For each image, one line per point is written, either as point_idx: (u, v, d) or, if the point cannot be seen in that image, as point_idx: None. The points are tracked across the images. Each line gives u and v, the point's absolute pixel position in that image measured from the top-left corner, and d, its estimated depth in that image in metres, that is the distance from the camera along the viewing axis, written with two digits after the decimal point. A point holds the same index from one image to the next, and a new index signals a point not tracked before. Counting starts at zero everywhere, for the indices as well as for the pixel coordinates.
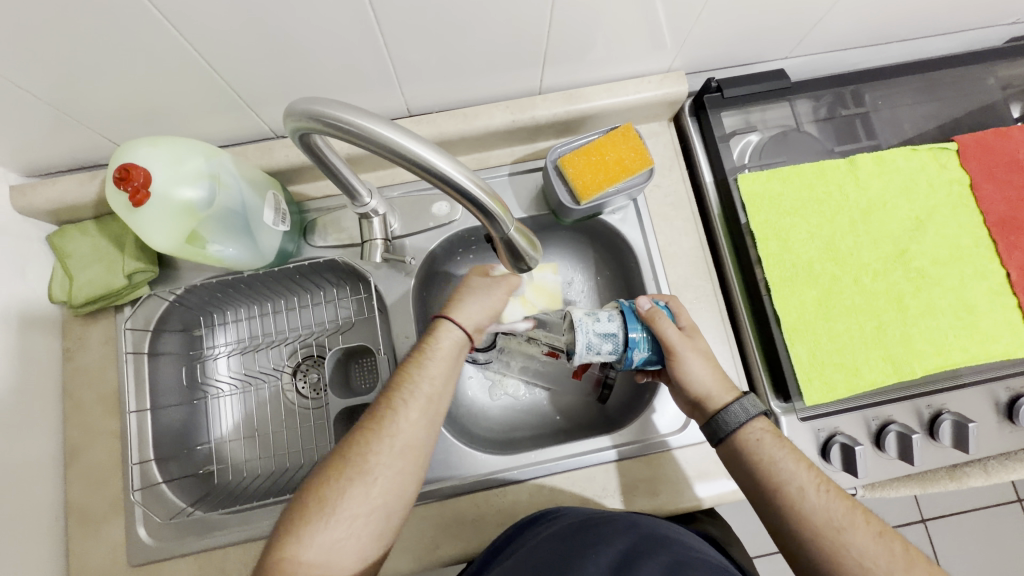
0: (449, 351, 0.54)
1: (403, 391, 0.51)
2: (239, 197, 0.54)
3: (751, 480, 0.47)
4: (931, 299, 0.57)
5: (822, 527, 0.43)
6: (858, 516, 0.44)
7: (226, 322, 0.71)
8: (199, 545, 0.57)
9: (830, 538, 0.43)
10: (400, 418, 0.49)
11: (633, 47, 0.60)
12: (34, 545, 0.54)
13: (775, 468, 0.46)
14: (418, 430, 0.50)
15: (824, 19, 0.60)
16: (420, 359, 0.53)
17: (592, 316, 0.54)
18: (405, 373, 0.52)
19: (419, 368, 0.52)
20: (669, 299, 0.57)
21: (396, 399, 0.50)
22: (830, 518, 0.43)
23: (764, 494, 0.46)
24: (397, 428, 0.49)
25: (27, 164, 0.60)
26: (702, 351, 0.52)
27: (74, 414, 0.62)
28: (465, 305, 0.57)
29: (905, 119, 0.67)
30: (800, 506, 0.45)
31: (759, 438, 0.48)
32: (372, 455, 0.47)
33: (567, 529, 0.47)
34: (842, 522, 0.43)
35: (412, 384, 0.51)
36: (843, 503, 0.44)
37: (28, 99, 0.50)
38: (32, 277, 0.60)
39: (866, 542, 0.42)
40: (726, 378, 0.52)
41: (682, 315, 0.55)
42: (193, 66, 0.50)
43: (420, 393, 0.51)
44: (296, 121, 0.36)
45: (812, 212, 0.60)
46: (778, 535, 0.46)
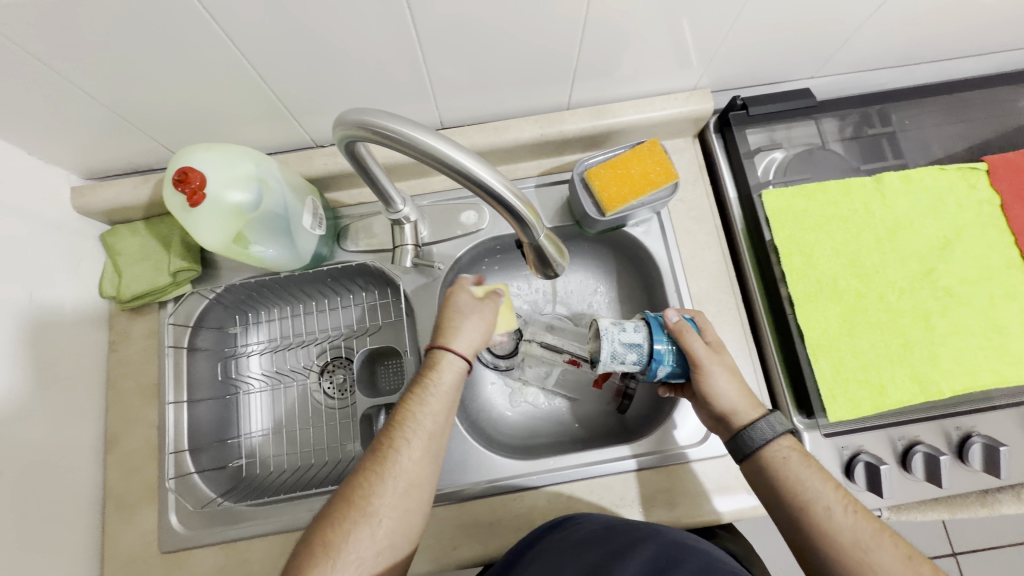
0: (452, 388, 0.53)
1: (405, 429, 0.50)
2: (283, 201, 0.57)
3: (775, 497, 0.47)
4: (959, 318, 0.57)
5: (848, 546, 0.43)
6: (885, 538, 0.43)
7: (259, 321, 0.74)
8: (227, 534, 0.59)
9: (855, 559, 0.42)
10: (403, 458, 0.48)
11: (661, 64, 0.61)
12: (74, 525, 0.57)
13: (800, 487, 0.46)
14: (421, 468, 0.49)
15: (851, 39, 0.61)
16: (422, 394, 0.52)
17: (618, 326, 0.56)
18: (407, 408, 0.51)
19: (420, 404, 0.51)
20: (694, 313, 0.57)
21: (398, 437, 0.49)
22: (857, 538, 0.43)
23: (789, 513, 0.46)
24: (401, 467, 0.48)
25: (87, 167, 0.65)
26: (728, 368, 0.53)
27: (114, 404, 0.65)
28: (460, 332, 0.55)
29: (933, 138, 0.67)
30: (826, 526, 0.44)
31: (785, 457, 0.48)
32: (377, 497, 0.46)
33: (593, 535, 0.48)
34: (869, 543, 0.43)
35: (414, 421, 0.50)
36: (869, 526, 0.44)
37: (96, 104, 0.54)
38: (85, 272, 0.64)
39: (893, 563, 0.42)
40: (751, 395, 0.52)
41: (709, 331, 0.55)
42: (247, 76, 0.54)
43: (423, 430, 0.50)
44: (345, 129, 0.38)
45: (837, 229, 0.61)
46: (801, 552, 0.46)
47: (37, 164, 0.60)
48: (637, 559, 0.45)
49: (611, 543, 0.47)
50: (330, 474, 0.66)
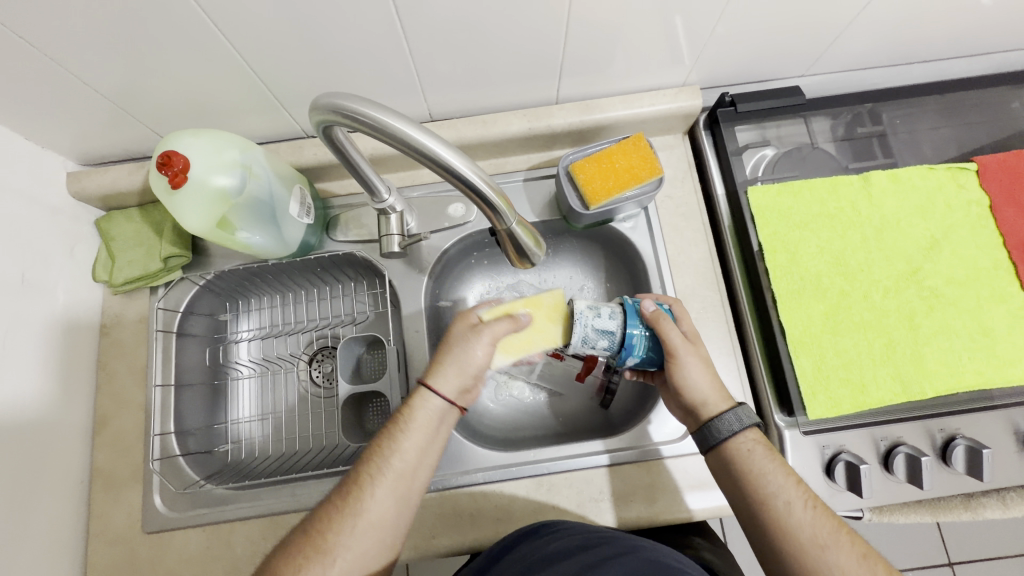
0: (427, 424, 0.51)
1: (375, 465, 0.48)
2: (268, 187, 0.58)
3: (738, 490, 0.47)
4: (945, 319, 0.56)
5: (804, 543, 0.43)
6: (844, 536, 0.43)
7: (250, 309, 0.75)
8: (210, 517, 0.60)
9: (811, 556, 0.42)
10: (369, 496, 0.46)
11: (650, 60, 0.62)
12: (61, 504, 0.58)
13: (763, 480, 0.46)
14: (386, 508, 0.46)
15: (842, 37, 0.61)
16: (396, 431, 0.50)
17: (594, 310, 0.54)
18: (380, 444, 0.49)
19: (393, 440, 0.49)
20: (673, 304, 0.58)
21: (366, 473, 0.47)
22: (814, 535, 0.43)
23: (750, 507, 0.46)
24: (364, 506, 0.45)
25: (83, 153, 0.66)
26: (704, 358, 0.53)
27: (104, 387, 0.66)
28: (443, 370, 0.52)
29: (925, 139, 0.66)
30: (785, 521, 0.44)
31: (750, 449, 0.48)
32: (334, 535, 0.44)
33: (569, 546, 0.47)
34: (825, 540, 0.42)
35: (384, 458, 0.48)
36: (828, 524, 0.43)
37: (91, 91, 0.55)
38: (79, 257, 0.65)
39: (848, 562, 0.41)
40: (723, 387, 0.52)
41: (687, 321, 0.55)
42: (238, 67, 0.55)
43: (393, 468, 0.48)
44: (320, 114, 0.39)
45: (823, 227, 0.60)
46: (761, 548, 0.46)
47: (35, 149, 0.61)
48: (619, 566, 0.43)
49: (592, 553, 0.46)
50: (313, 461, 0.67)
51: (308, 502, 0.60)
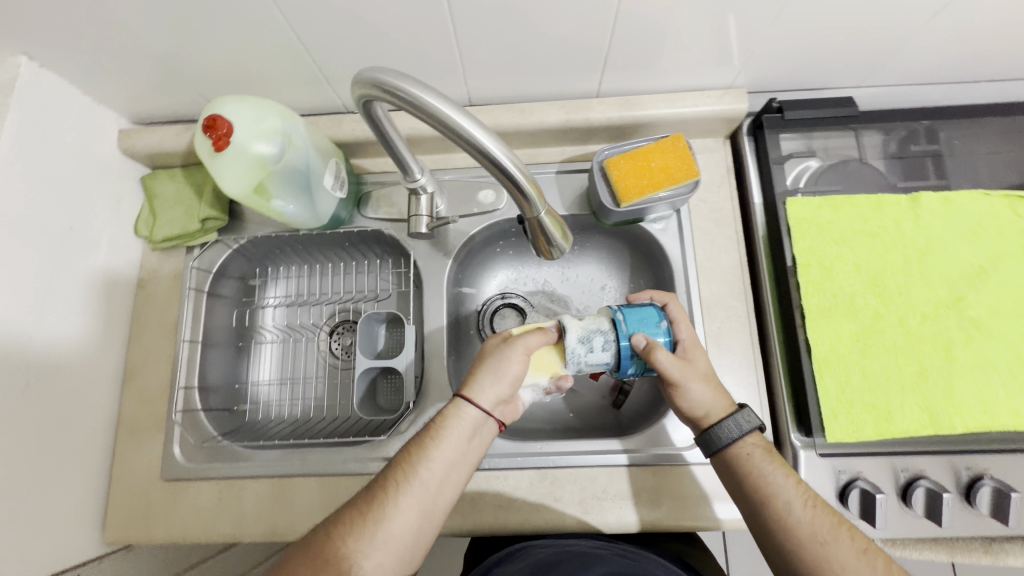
0: (459, 436, 0.50)
1: (399, 476, 0.47)
2: (305, 158, 0.59)
3: (739, 489, 0.48)
4: (985, 352, 0.54)
5: (806, 540, 0.44)
6: (845, 532, 0.45)
7: (278, 277, 0.77)
8: (223, 471, 0.63)
9: (813, 550, 0.44)
10: (391, 507, 0.46)
11: (698, 59, 0.60)
12: (88, 444, 0.61)
13: (763, 482, 0.47)
14: (408, 521, 0.46)
15: (904, 48, 0.58)
16: (425, 443, 0.49)
17: (586, 345, 0.51)
18: (407, 456, 0.49)
19: (422, 452, 0.49)
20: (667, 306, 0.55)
21: (391, 484, 0.47)
22: (815, 531, 0.45)
23: (752, 506, 0.47)
24: (385, 518, 0.45)
25: (135, 112, 0.68)
26: (706, 373, 0.52)
27: (137, 338, 0.69)
28: (478, 382, 0.52)
29: (984, 162, 0.62)
30: (786, 519, 0.46)
31: (751, 452, 0.49)
32: (354, 542, 0.44)
33: None
34: (827, 537, 0.44)
35: (410, 469, 0.48)
36: (830, 521, 0.45)
37: (148, 52, 0.58)
38: (123, 211, 0.68)
39: (849, 557, 0.43)
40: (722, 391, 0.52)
41: (682, 326, 0.54)
42: (287, 38, 0.56)
43: (416, 482, 0.47)
44: (360, 87, 0.39)
45: (862, 245, 0.58)
46: (762, 543, 0.48)
47: (91, 104, 0.64)
48: None
49: None
50: (326, 429, 0.68)
51: (316, 468, 0.62)
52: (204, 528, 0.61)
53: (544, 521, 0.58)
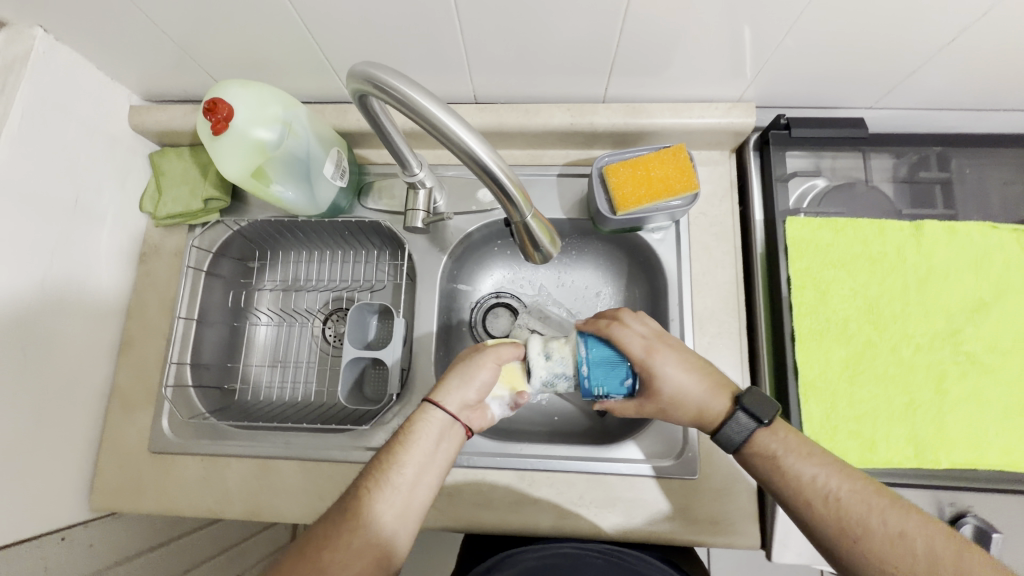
0: (430, 438, 0.51)
1: (372, 481, 0.47)
2: (305, 146, 0.59)
3: (784, 485, 0.47)
4: (978, 388, 0.52)
5: (865, 518, 0.44)
6: (874, 521, 0.44)
7: (277, 262, 0.78)
8: (208, 448, 0.64)
9: (875, 528, 0.44)
10: (365, 513, 0.45)
11: (707, 69, 0.59)
12: (81, 411, 0.63)
13: (803, 467, 0.47)
14: (383, 526, 0.46)
15: (919, 71, 0.57)
16: (397, 447, 0.50)
17: (549, 387, 0.53)
18: (379, 461, 0.49)
19: (394, 456, 0.49)
20: (608, 327, 0.51)
21: (364, 491, 0.47)
22: (870, 506, 0.44)
23: (803, 498, 0.46)
24: (359, 524, 0.45)
25: (147, 89, 0.69)
26: (669, 398, 0.51)
27: (135, 310, 0.70)
28: (445, 386, 0.53)
29: (995, 193, 0.61)
30: (840, 502, 0.45)
31: (779, 444, 0.49)
32: (330, 552, 0.43)
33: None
34: (857, 530, 0.44)
35: (382, 473, 0.48)
36: (854, 514, 0.44)
37: (160, 32, 0.58)
38: (129, 186, 0.69)
39: (909, 523, 0.43)
40: (700, 371, 0.52)
41: (625, 348, 0.50)
42: (295, 25, 0.56)
43: (389, 486, 0.47)
44: (354, 82, 0.39)
45: (860, 270, 0.57)
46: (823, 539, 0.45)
47: (103, 79, 0.65)
48: None
49: None
50: (313, 414, 0.69)
51: (299, 452, 0.63)
52: (186, 502, 0.62)
53: (518, 523, 0.59)
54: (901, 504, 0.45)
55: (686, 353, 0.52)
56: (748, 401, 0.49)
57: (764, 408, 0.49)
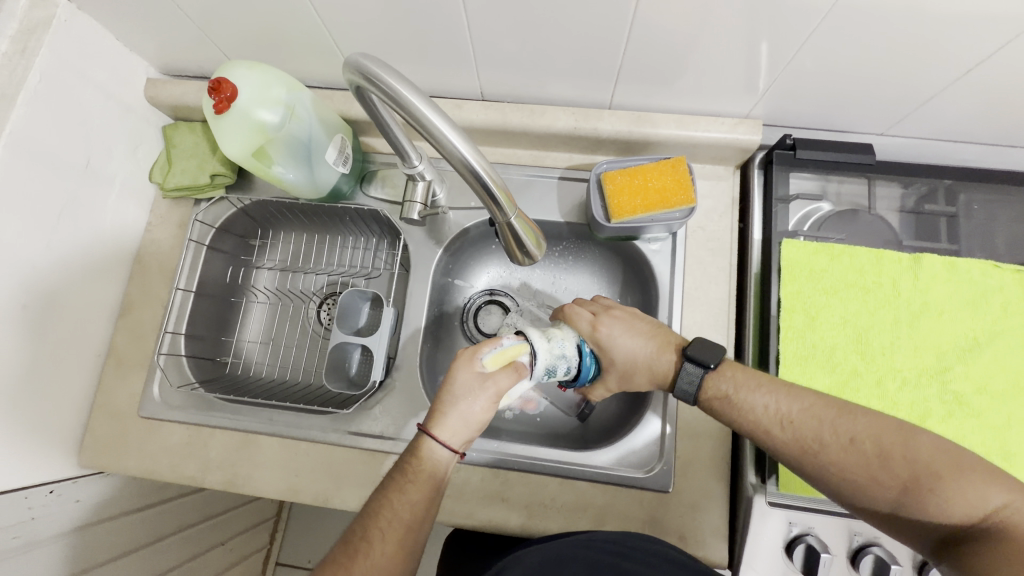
0: (436, 470, 0.50)
1: (379, 520, 0.47)
2: (308, 130, 0.60)
3: (743, 415, 0.50)
4: (962, 429, 0.51)
5: (820, 428, 0.47)
6: (827, 436, 0.47)
7: (279, 241, 0.79)
8: (195, 418, 0.65)
9: (831, 435, 0.47)
10: (374, 553, 0.46)
11: (714, 82, 0.59)
12: (78, 370, 0.65)
13: (753, 395, 0.50)
14: (393, 564, 0.46)
15: (933, 100, 0.56)
16: (402, 481, 0.49)
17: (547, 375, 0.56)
18: (385, 496, 0.48)
19: (400, 493, 0.48)
20: (565, 309, 0.59)
21: (371, 530, 0.46)
22: (822, 416, 0.48)
23: (764, 424, 0.49)
24: (369, 564, 0.45)
25: (163, 63, 0.71)
26: (623, 366, 0.56)
27: (138, 276, 0.72)
28: (448, 418, 0.50)
29: (1002, 232, 0.59)
30: (793, 417, 0.49)
31: (729, 381, 0.52)
32: None
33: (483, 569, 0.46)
34: (814, 446, 0.47)
35: (389, 510, 0.47)
36: (807, 432, 0.48)
37: (175, 7, 0.59)
38: (141, 156, 0.71)
39: (860, 425, 0.47)
40: (646, 329, 0.57)
41: (574, 324, 0.57)
42: (305, 9, 0.57)
43: (397, 522, 0.47)
44: (347, 73, 0.40)
45: (852, 299, 0.56)
46: (795, 454, 0.48)
47: (122, 50, 0.67)
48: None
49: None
50: (299, 394, 0.70)
51: (281, 429, 0.64)
52: (170, 467, 0.64)
53: (489, 518, 0.59)
54: (850, 412, 0.48)
55: (634, 322, 0.57)
56: (693, 351, 0.53)
57: (707, 355, 0.52)
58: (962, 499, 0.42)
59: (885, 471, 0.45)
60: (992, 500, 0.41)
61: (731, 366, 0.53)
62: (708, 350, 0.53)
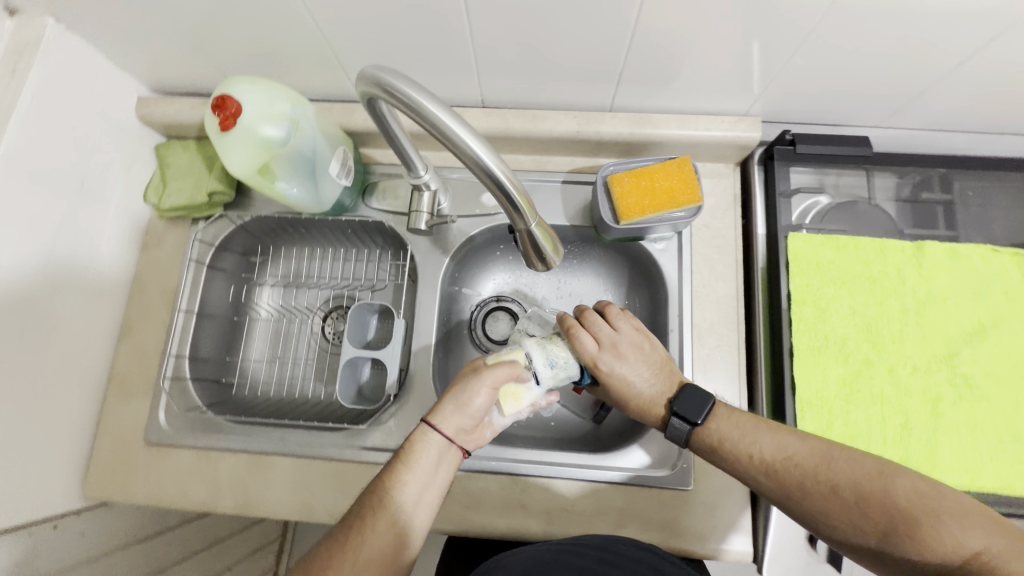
0: (428, 457, 0.49)
1: (374, 500, 0.47)
2: (312, 144, 0.59)
3: (728, 458, 0.51)
4: (973, 411, 0.53)
5: (803, 471, 0.48)
6: (808, 481, 0.47)
7: (279, 257, 0.78)
8: (204, 442, 0.64)
9: (813, 479, 0.47)
10: (367, 532, 0.45)
11: (714, 82, 0.60)
12: (79, 397, 0.63)
13: (738, 439, 0.51)
14: (388, 546, 0.45)
15: (926, 93, 0.57)
16: (396, 465, 0.49)
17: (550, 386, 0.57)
18: (382, 480, 0.48)
19: (394, 475, 0.48)
20: (571, 330, 0.56)
21: (367, 508, 0.46)
22: (805, 458, 0.48)
23: (749, 468, 0.50)
24: (363, 543, 0.45)
25: (155, 81, 0.70)
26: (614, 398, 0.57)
27: (137, 298, 0.70)
28: (442, 408, 0.51)
29: (997, 217, 0.61)
30: (777, 462, 0.49)
31: (716, 425, 0.52)
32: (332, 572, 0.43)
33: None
34: (797, 490, 0.48)
35: (384, 492, 0.47)
36: (790, 477, 0.48)
37: (169, 23, 0.58)
38: (135, 176, 0.70)
39: (842, 467, 0.47)
40: (651, 377, 0.56)
41: (577, 351, 0.56)
42: (304, 22, 0.56)
43: (393, 503, 0.47)
44: (363, 86, 0.39)
45: (859, 290, 0.57)
46: (780, 497, 0.49)
47: (112, 69, 0.65)
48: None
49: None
50: (309, 411, 0.69)
51: (294, 448, 0.63)
52: (179, 493, 0.62)
53: (510, 525, 0.59)
54: (832, 455, 0.48)
55: (635, 360, 0.56)
56: (680, 408, 0.52)
57: (695, 409, 0.52)
58: (939, 542, 0.42)
59: (865, 516, 0.45)
60: (970, 545, 0.41)
61: (720, 412, 0.52)
62: (697, 407, 0.52)
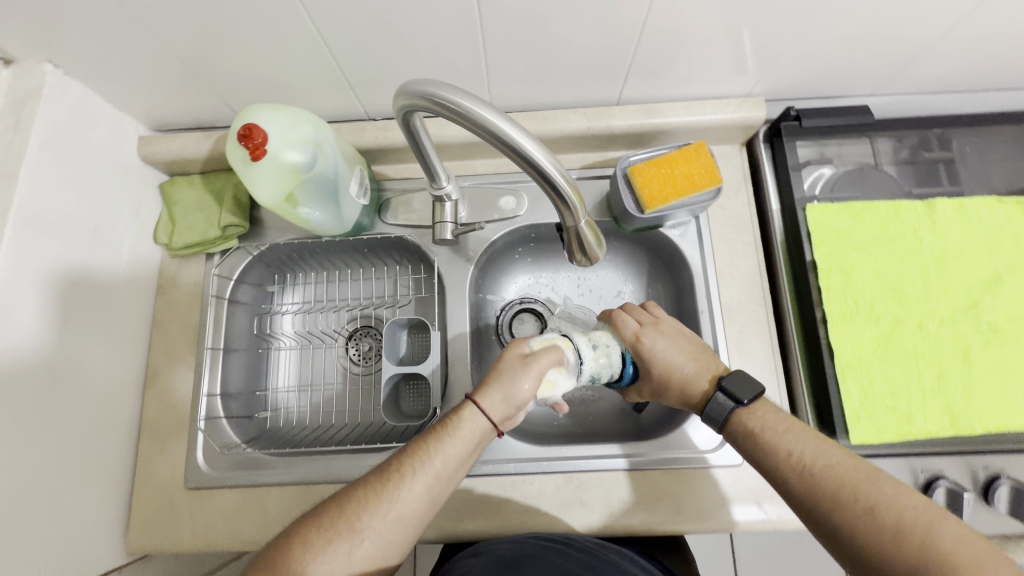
0: (471, 437, 0.50)
1: (416, 463, 0.48)
2: (334, 166, 0.59)
3: (765, 456, 0.48)
4: (1002, 356, 0.55)
5: (842, 484, 0.44)
6: (844, 495, 0.43)
7: (296, 283, 0.77)
8: (248, 479, 0.62)
9: (851, 496, 0.43)
10: (404, 489, 0.46)
11: (717, 68, 0.61)
12: (113, 448, 0.61)
13: (781, 438, 0.48)
14: (417, 510, 0.46)
15: (918, 60, 0.60)
16: (441, 436, 0.50)
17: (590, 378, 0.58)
18: (424, 445, 0.49)
19: (438, 445, 0.49)
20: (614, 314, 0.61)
21: (406, 466, 0.47)
22: (850, 475, 0.44)
23: (783, 469, 0.47)
24: (399, 498, 0.46)
25: (156, 118, 0.68)
26: (657, 381, 0.57)
27: (158, 341, 0.68)
28: (494, 391, 0.51)
29: (995, 169, 0.64)
30: (816, 468, 0.45)
31: (761, 422, 0.50)
32: (367, 516, 0.45)
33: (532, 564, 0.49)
34: (828, 502, 0.44)
35: (425, 458, 0.48)
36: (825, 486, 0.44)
37: (175, 59, 0.58)
38: (143, 217, 0.68)
39: (888, 494, 0.42)
40: (696, 359, 0.55)
41: (619, 333, 0.59)
42: (314, 45, 0.56)
43: (432, 469, 0.48)
44: (408, 98, 0.40)
45: (880, 253, 0.60)
46: (807, 506, 0.45)
47: (112, 111, 0.64)
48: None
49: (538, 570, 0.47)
50: (348, 435, 0.68)
51: (342, 473, 0.62)
52: (227, 534, 0.61)
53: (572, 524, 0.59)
54: (877, 480, 0.43)
55: (677, 341, 0.57)
56: (727, 383, 0.52)
57: (741, 386, 0.51)
58: None
59: (895, 552, 0.40)
60: None
61: (766, 409, 0.51)
62: (745, 387, 0.51)
